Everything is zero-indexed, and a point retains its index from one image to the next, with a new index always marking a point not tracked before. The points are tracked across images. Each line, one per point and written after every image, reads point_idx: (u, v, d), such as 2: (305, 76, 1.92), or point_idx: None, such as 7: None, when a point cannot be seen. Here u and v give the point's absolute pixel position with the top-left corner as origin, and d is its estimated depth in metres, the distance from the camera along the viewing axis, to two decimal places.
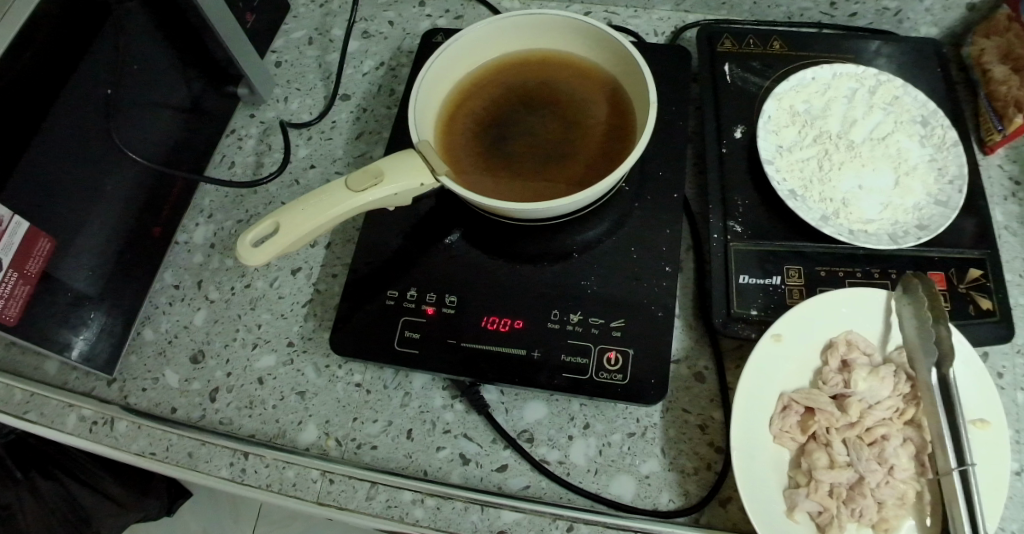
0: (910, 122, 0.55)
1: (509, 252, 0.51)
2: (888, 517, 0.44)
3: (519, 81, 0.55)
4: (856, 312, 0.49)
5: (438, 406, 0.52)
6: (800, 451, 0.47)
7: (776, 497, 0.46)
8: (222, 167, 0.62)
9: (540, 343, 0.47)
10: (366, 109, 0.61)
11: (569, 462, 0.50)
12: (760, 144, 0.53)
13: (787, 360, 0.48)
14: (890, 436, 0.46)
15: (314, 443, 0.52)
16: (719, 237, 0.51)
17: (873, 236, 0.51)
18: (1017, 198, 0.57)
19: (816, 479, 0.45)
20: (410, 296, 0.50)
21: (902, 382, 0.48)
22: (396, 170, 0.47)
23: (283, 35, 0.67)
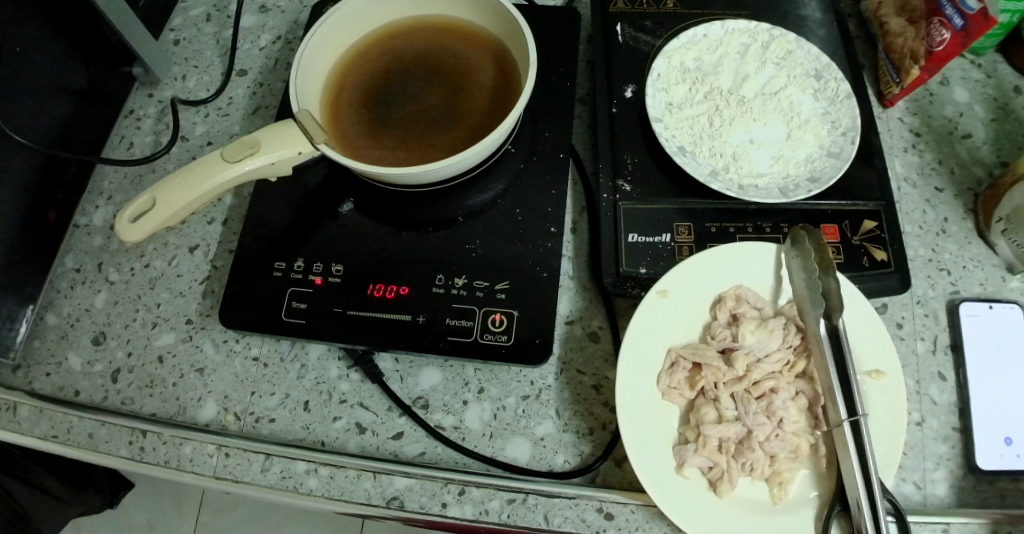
0: (804, 76, 0.55)
1: (401, 221, 0.51)
2: (779, 469, 0.45)
3: (408, 47, 0.55)
4: (746, 266, 0.49)
5: (334, 376, 0.52)
6: (688, 407, 0.47)
7: (667, 454, 0.45)
8: (121, 148, 0.61)
9: (425, 308, 0.47)
10: (263, 84, 0.61)
11: (464, 426, 0.50)
12: (648, 102, 0.52)
13: (671, 315, 0.47)
14: (779, 389, 0.46)
15: (213, 419, 0.52)
16: (609, 196, 0.51)
17: (763, 190, 0.51)
18: (916, 149, 0.58)
19: (704, 434, 0.44)
20: (297, 267, 0.50)
21: (791, 335, 0.48)
22: (274, 139, 0.46)
23: (179, 12, 0.66)
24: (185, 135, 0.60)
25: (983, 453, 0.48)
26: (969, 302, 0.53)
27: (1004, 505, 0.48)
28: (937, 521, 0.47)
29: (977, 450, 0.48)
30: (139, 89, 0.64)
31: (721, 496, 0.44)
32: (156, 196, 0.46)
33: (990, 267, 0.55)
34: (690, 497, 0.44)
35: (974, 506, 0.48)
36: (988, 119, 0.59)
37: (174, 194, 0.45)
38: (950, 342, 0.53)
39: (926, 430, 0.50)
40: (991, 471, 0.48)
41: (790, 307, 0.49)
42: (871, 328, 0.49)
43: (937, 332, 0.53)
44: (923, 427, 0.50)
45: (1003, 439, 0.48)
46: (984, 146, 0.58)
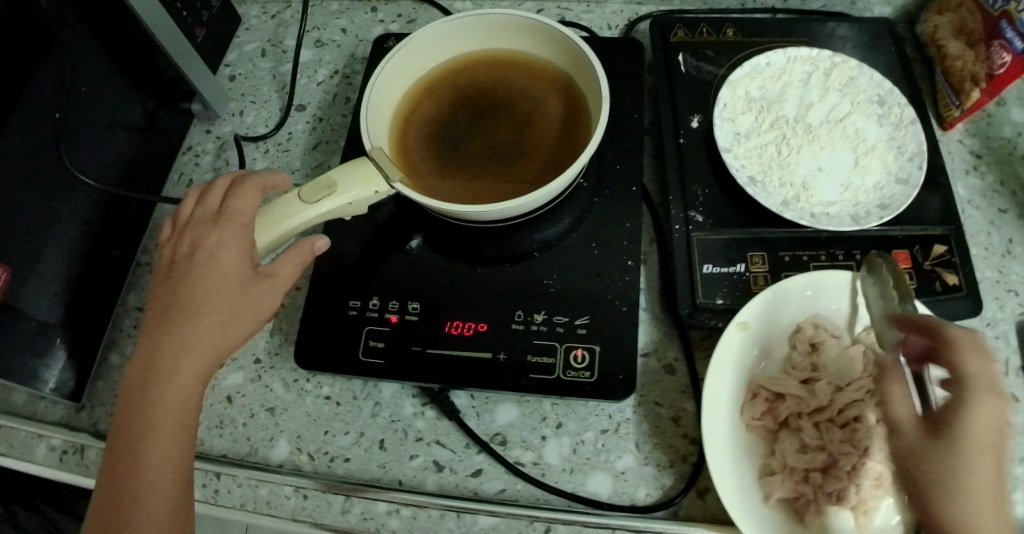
0: (867, 102, 0.55)
1: (474, 256, 0.51)
2: (867, 498, 0.43)
3: (472, 82, 0.55)
4: (822, 294, 0.49)
5: (409, 414, 0.52)
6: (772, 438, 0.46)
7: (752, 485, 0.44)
8: (180, 185, 0.61)
9: (505, 345, 0.47)
10: (323, 118, 0.62)
11: (544, 462, 0.49)
12: (717, 133, 0.53)
13: (753, 347, 0.47)
14: (863, 417, 0.45)
15: (287, 459, 0.51)
16: (681, 228, 0.51)
17: (835, 217, 0.50)
18: (979, 171, 0.58)
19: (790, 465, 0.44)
20: (371, 305, 0.50)
21: (873, 362, 0.46)
22: (349, 179, 0.46)
23: (235, 48, 0.66)
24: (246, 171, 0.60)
25: None
26: None
27: None
28: None
29: None
30: (198, 125, 0.64)
31: (807, 527, 0.43)
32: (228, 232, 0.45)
33: None
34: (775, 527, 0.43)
35: None
36: None
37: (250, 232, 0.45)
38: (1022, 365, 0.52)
39: None
40: None
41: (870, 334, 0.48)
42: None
43: (1010, 355, 0.52)
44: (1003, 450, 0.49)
45: None
46: None
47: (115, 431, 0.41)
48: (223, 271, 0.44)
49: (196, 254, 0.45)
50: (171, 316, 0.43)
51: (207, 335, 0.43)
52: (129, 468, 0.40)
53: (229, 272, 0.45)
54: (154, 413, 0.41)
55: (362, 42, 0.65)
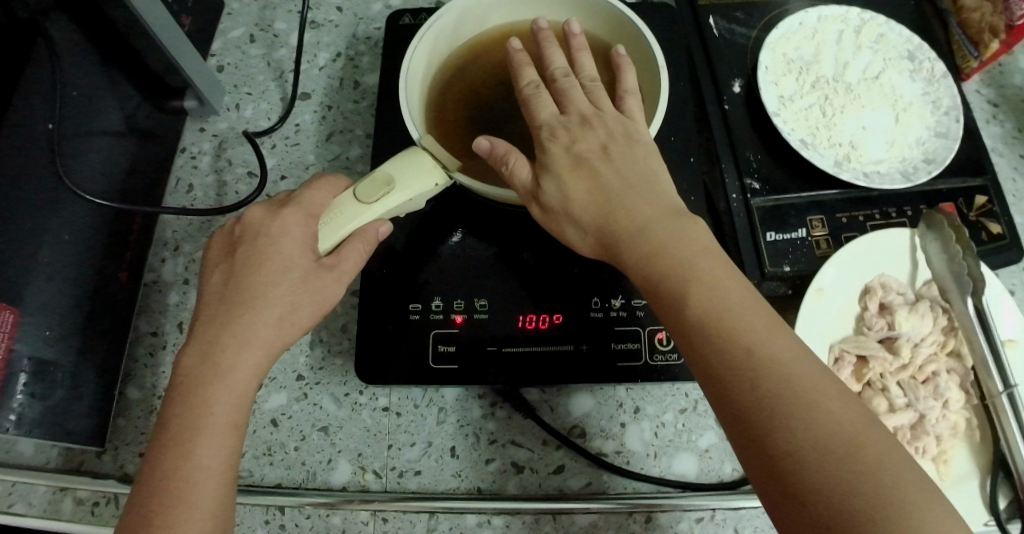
0: (899, 58, 0.55)
1: (533, 243, 0.48)
2: (944, 448, 0.44)
3: (505, 55, 0.51)
4: (884, 255, 0.49)
5: (479, 416, 0.48)
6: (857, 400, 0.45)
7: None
8: (179, 192, 0.55)
9: (585, 335, 0.45)
10: (332, 107, 0.56)
11: (627, 450, 0.47)
12: (765, 97, 0.51)
13: (830, 313, 0.47)
14: (939, 371, 0.46)
15: (350, 481, 0.47)
16: (739, 196, 0.50)
17: (886, 176, 0.51)
18: (998, 120, 0.59)
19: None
20: (434, 307, 0.46)
21: (941, 315, 0.47)
22: (406, 172, 0.42)
23: (219, 35, 0.59)
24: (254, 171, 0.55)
25: None
26: None
27: None
28: None
29: None
30: (190, 125, 0.57)
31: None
32: (280, 238, 0.41)
33: None
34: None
35: None
36: None
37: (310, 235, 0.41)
38: None
39: None
40: None
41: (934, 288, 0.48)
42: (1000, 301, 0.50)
43: None
44: None
45: None
46: None
47: (162, 421, 0.38)
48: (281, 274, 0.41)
49: (250, 268, 0.41)
50: (230, 310, 0.40)
51: (266, 332, 0.40)
52: (176, 457, 0.37)
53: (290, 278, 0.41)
54: (206, 417, 0.38)
55: (360, 21, 0.59)
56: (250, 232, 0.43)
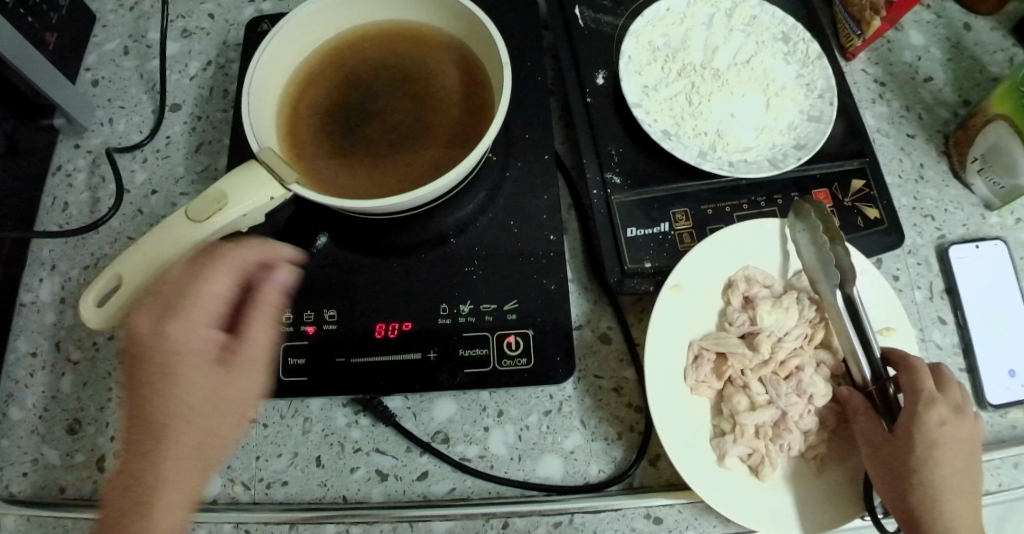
0: (772, 40, 0.54)
1: (387, 249, 0.48)
2: (813, 443, 0.42)
3: (366, 57, 0.51)
4: (747, 246, 0.47)
5: (343, 425, 0.49)
6: (719, 398, 0.43)
7: (705, 447, 0.42)
8: (54, 211, 0.54)
9: (433, 341, 0.44)
10: (202, 116, 0.56)
11: (490, 453, 0.47)
12: (626, 88, 0.50)
13: (688, 310, 0.45)
14: (804, 366, 0.43)
15: (220, 493, 0.48)
16: (600, 192, 0.49)
17: (753, 164, 0.49)
18: (884, 99, 0.59)
19: (740, 423, 0.41)
20: (284, 319, 0.46)
21: (809, 307, 0.44)
22: (236, 187, 0.42)
23: (93, 48, 0.58)
24: (126, 186, 0.54)
25: (991, 389, 0.51)
26: (959, 245, 0.55)
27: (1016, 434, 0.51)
28: None
29: (987, 387, 0.51)
30: (63, 142, 0.56)
31: (761, 480, 0.41)
32: (122, 273, 0.41)
33: (970, 206, 0.57)
34: (731, 487, 0.41)
35: (989, 441, 0.51)
36: (944, 59, 0.61)
37: (139, 272, 0.41)
38: (944, 286, 0.55)
39: None
40: (1000, 405, 0.51)
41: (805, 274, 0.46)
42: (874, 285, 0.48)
43: (931, 278, 0.55)
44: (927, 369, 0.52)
45: (1008, 372, 0.52)
46: (945, 87, 0.60)
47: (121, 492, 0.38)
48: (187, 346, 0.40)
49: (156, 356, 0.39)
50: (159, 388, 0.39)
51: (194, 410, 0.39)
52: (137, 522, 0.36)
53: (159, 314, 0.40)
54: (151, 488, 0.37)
55: (233, 26, 0.58)
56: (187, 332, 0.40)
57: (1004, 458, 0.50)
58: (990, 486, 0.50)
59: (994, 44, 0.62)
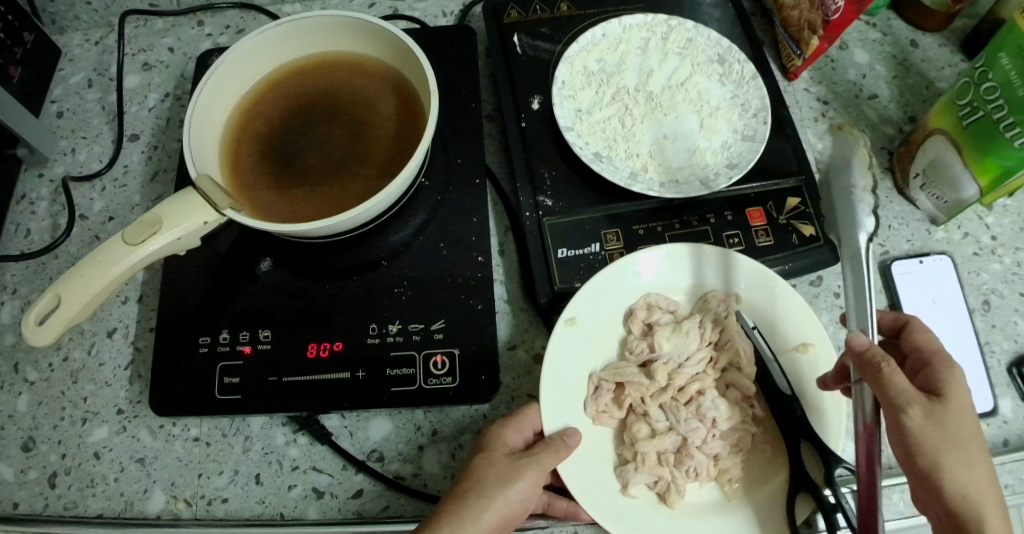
0: (707, 62, 0.55)
1: (323, 272, 0.49)
2: (725, 466, 0.43)
3: (307, 87, 0.53)
4: (654, 271, 0.47)
5: (281, 443, 0.50)
6: (621, 427, 0.44)
7: (610, 477, 0.42)
8: (17, 237, 0.56)
9: (362, 361, 0.46)
10: (158, 146, 0.58)
11: (424, 472, 0.48)
12: (558, 112, 0.52)
13: (584, 343, 0.45)
14: (705, 390, 0.45)
15: (164, 509, 0.49)
16: (532, 214, 0.50)
17: (684, 184, 0.50)
18: (826, 117, 0.60)
19: (641, 452, 0.42)
20: (222, 340, 0.48)
21: (710, 331, 0.45)
22: (174, 211, 0.44)
23: (58, 82, 0.61)
24: (84, 213, 0.56)
25: None
26: (902, 261, 0.55)
27: None
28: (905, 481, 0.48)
29: None
30: (27, 171, 0.58)
31: (670, 508, 0.42)
32: (60, 294, 0.43)
33: (916, 222, 0.57)
34: (643, 514, 0.41)
35: None
36: (890, 76, 0.62)
37: (77, 294, 0.42)
38: (888, 302, 0.55)
39: None
40: None
41: (718, 296, 0.46)
42: (784, 295, 0.46)
43: (875, 295, 0.55)
44: None
45: None
46: (890, 104, 0.60)
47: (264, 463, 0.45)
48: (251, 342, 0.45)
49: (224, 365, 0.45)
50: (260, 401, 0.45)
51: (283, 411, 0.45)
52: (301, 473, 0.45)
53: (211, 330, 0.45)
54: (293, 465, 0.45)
55: (190, 58, 0.62)
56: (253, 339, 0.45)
57: None
58: None
59: (942, 59, 0.62)
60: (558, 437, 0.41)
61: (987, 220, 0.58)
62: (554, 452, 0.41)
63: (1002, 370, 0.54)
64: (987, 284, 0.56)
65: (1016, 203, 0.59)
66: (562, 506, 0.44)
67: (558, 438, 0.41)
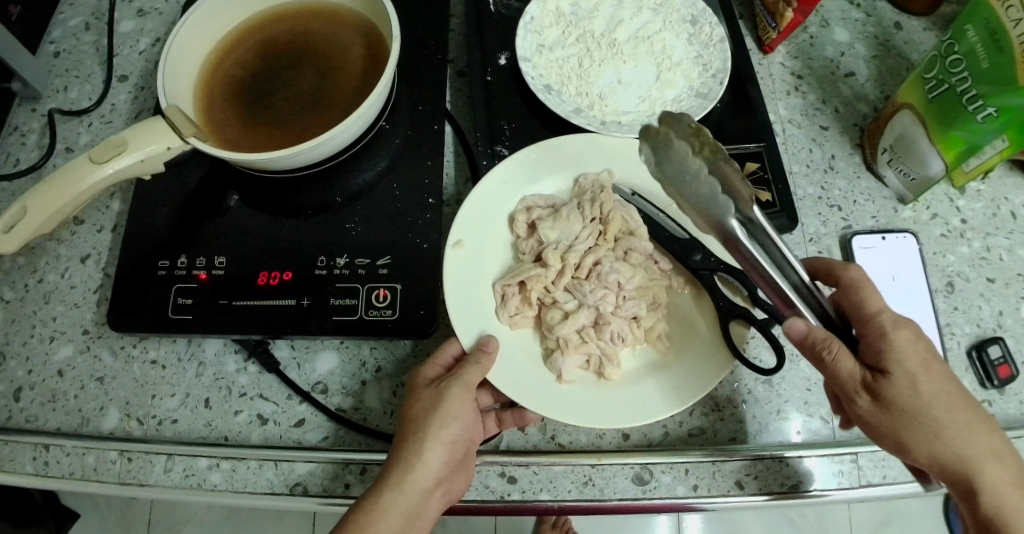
0: (679, 21, 0.56)
1: (280, 207, 0.51)
2: (650, 325, 0.46)
3: (281, 32, 0.55)
4: (534, 171, 0.50)
5: (232, 370, 0.51)
6: (538, 322, 0.47)
7: (544, 371, 0.45)
8: (6, 165, 0.59)
9: (308, 290, 0.47)
10: (145, 88, 0.61)
11: (365, 407, 0.49)
12: (518, 43, 0.54)
13: (475, 259, 0.47)
14: (600, 262, 0.48)
15: (117, 426, 0.50)
16: (488, 163, 0.51)
17: (626, 125, 0.52)
18: (799, 91, 0.60)
19: (560, 337, 0.45)
20: (180, 264, 0.49)
21: (590, 208, 0.48)
22: (138, 135, 0.46)
23: (58, 24, 0.64)
24: (69, 146, 0.59)
25: None
26: (865, 236, 0.55)
27: None
28: (845, 452, 0.48)
29: None
30: (20, 105, 0.61)
31: (610, 380, 0.45)
32: (26, 204, 0.45)
33: (882, 199, 0.57)
34: (582, 395, 0.44)
35: None
36: (869, 56, 0.61)
37: (42, 205, 0.44)
38: None
39: None
40: None
41: (590, 177, 0.50)
42: None
43: None
44: None
45: None
46: (866, 82, 0.60)
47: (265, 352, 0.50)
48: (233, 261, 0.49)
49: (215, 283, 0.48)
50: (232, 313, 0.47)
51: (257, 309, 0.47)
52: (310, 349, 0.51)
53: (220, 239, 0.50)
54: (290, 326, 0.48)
55: (183, 8, 0.65)
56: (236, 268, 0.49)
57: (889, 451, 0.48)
58: (872, 478, 0.47)
59: (924, 42, 0.62)
60: (476, 350, 0.44)
61: (958, 203, 0.58)
62: (476, 364, 0.43)
63: (960, 352, 0.52)
64: (952, 267, 0.55)
65: (988, 188, 0.58)
66: (509, 417, 0.47)
67: (476, 350, 0.43)
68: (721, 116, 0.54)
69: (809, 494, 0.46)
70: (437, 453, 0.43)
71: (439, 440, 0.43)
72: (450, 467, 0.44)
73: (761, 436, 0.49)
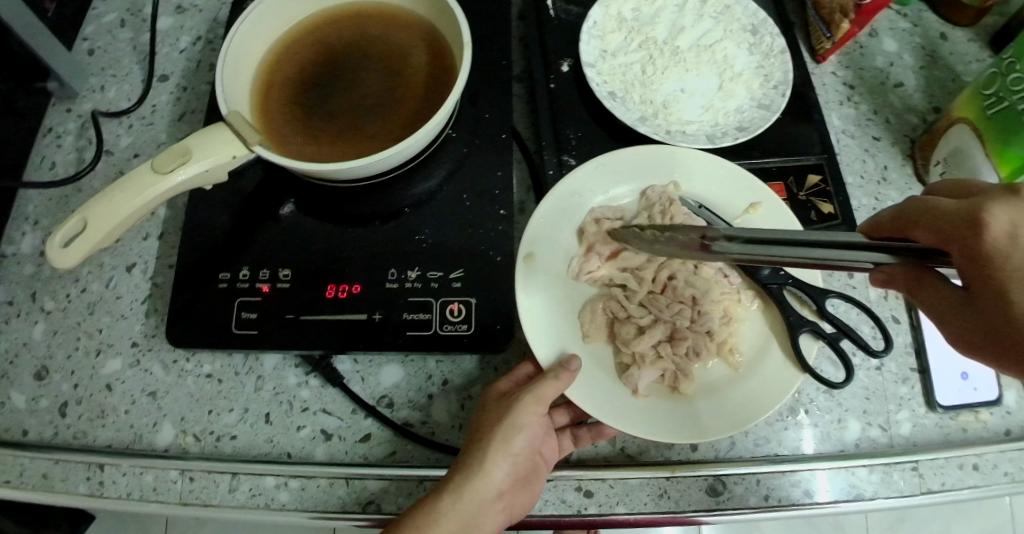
0: (740, 31, 0.56)
1: (342, 217, 0.50)
2: (723, 339, 0.46)
3: (337, 38, 0.53)
4: (602, 182, 0.50)
5: (293, 384, 0.50)
6: (611, 336, 0.46)
7: (618, 385, 0.45)
8: (41, 169, 0.56)
9: (379, 304, 0.46)
10: (187, 88, 0.59)
11: (433, 421, 0.49)
12: (581, 49, 0.53)
13: (546, 276, 0.47)
14: (675, 274, 0.47)
15: (172, 443, 0.49)
16: (555, 173, 0.50)
17: (691, 135, 0.51)
18: (852, 102, 0.60)
19: (638, 353, 0.44)
20: (241, 276, 0.48)
21: (661, 220, 0.47)
22: (201, 143, 0.44)
23: (91, 20, 0.62)
24: (110, 149, 0.57)
25: (942, 390, 0.50)
26: None
27: (972, 438, 0.50)
28: (907, 460, 0.48)
29: (937, 389, 0.50)
30: (55, 105, 0.59)
31: (685, 395, 0.44)
32: (87, 218, 0.42)
33: None
34: (659, 411, 0.44)
35: (939, 441, 0.50)
36: (918, 66, 0.62)
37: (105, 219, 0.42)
38: None
39: (887, 374, 0.51)
40: (951, 406, 0.50)
41: (658, 189, 0.49)
42: (712, 166, 0.50)
43: None
44: (884, 370, 0.51)
45: (959, 374, 0.50)
46: (916, 93, 0.61)
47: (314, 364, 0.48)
48: (298, 273, 0.48)
49: (280, 299, 0.47)
50: (301, 327, 0.46)
51: (324, 329, 0.46)
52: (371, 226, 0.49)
53: (281, 252, 0.49)
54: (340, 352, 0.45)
55: (224, 6, 0.63)
56: (302, 282, 0.47)
57: (948, 460, 0.48)
58: (932, 485, 0.48)
59: (971, 53, 0.62)
60: (559, 366, 0.43)
61: None
62: (556, 379, 0.43)
63: None
64: None
65: None
66: (586, 434, 0.47)
67: (557, 365, 0.43)
68: (782, 127, 0.54)
69: (874, 501, 0.47)
70: (503, 465, 0.43)
71: (505, 453, 0.43)
72: (514, 480, 0.44)
73: (824, 444, 0.49)
